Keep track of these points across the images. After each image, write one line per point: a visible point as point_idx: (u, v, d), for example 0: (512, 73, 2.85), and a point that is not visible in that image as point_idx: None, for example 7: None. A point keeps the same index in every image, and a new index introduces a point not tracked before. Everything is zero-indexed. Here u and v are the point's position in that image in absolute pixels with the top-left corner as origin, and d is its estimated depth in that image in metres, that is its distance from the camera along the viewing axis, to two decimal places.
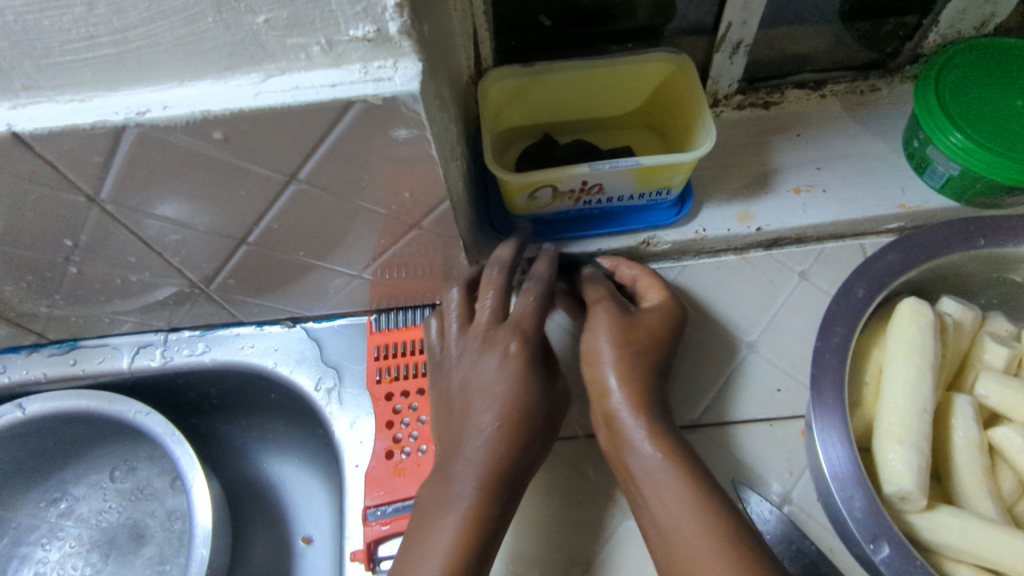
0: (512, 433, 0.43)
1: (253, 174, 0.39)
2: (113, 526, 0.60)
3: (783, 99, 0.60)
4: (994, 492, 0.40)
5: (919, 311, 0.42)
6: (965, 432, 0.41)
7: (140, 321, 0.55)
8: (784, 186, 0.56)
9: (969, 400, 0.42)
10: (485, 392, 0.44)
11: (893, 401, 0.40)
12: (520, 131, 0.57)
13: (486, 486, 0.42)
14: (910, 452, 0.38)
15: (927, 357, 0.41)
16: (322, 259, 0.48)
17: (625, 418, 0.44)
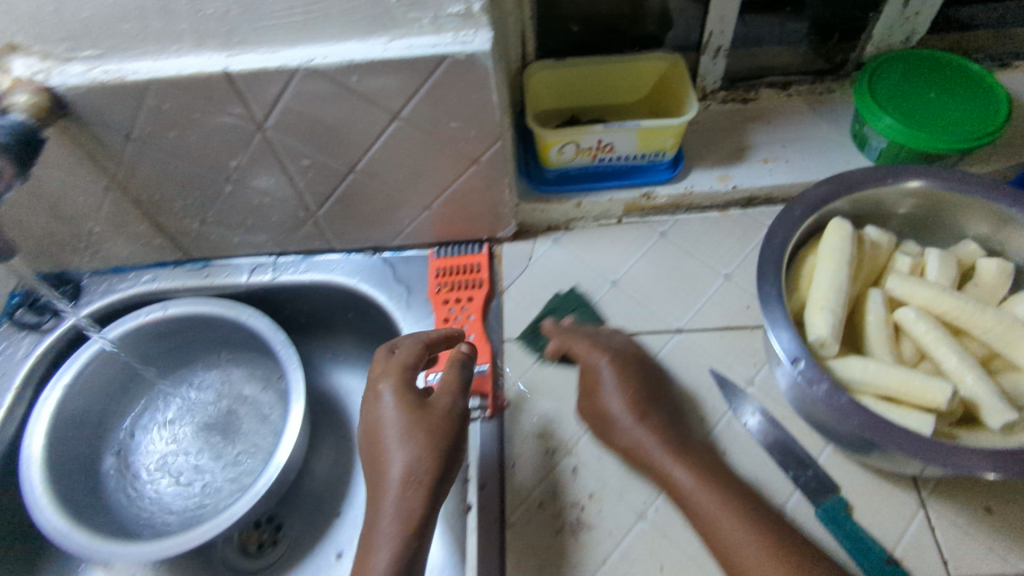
0: (415, 457, 0.52)
1: (371, 112, 0.56)
2: (220, 415, 0.77)
3: (758, 96, 0.77)
4: (895, 353, 0.55)
5: (843, 227, 0.57)
6: (875, 311, 0.56)
7: (259, 243, 0.73)
8: (756, 157, 0.73)
9: (880, 293, 0.57)
10: (395, 427, 0.54)
11: (821, 284, 0.55)
12: (553, 112, 0.74)
13: (404, 507, 0.51)
14: (829, 314, 0.53)
15: (846, 255, 0.56)
16: (405, 190, 0.66)
17: (647, 448, 0.56)
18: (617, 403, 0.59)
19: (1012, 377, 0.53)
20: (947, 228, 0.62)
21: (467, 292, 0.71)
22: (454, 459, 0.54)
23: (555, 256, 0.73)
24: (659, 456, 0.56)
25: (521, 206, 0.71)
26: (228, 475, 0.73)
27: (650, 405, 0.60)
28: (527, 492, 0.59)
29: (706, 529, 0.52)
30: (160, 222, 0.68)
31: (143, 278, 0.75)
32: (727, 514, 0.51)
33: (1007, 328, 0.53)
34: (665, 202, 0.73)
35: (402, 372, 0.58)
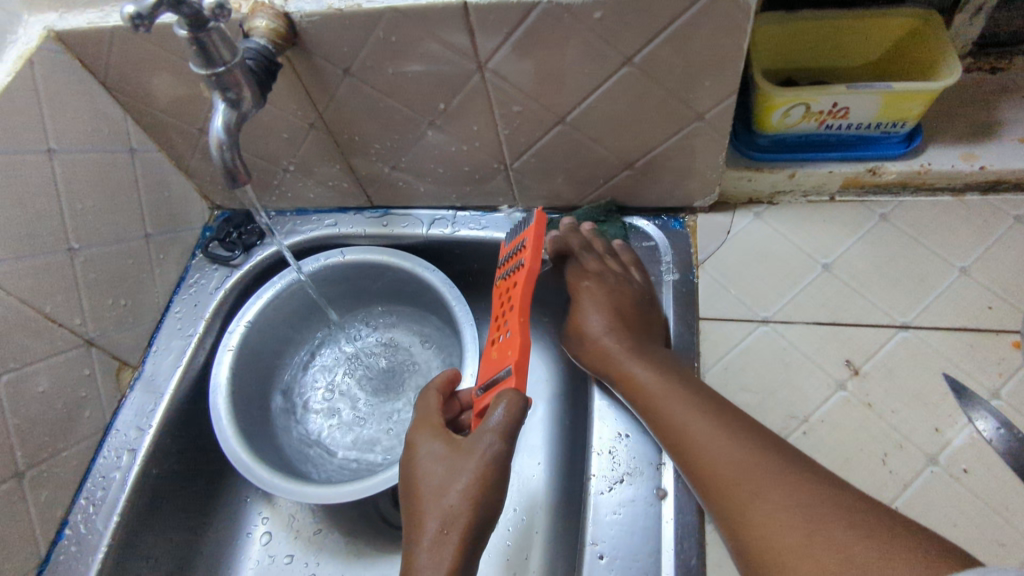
0: (450, 514, 0.47)
1: (602, 55, 0.52)
2: (381, 367, 0.76)
3: (1011, 65, 0.67)
4: None
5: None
6: None
7: (442, 194, 0.71)
8: (1009, 135, 0.63)
9: None
10: (434, 481, 0.50)
11: None
12: (768, 75, 0.67)
13: (439, 563, 0.45)
14: None
15: None
16: (610, 146, 0.61)
17: (666, 407, 0.53)
18: (635, 367, 0.56)
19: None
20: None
21: (511, 282, 0.58)
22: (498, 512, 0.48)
23: (756, 232, 0.66)
24: (667, 397, 0.53)
25: (727, 173, 0.65)
26: (392, 423, 0.72)
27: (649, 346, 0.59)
28: None
29: (705, 474, 0.49)
30: (353, 164, 0.68)
31: (325, 222, 0.75)
32: (743, 462, 0.48)
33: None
34: (892, 180, 0.65)
35: (437, 430, 0.54)
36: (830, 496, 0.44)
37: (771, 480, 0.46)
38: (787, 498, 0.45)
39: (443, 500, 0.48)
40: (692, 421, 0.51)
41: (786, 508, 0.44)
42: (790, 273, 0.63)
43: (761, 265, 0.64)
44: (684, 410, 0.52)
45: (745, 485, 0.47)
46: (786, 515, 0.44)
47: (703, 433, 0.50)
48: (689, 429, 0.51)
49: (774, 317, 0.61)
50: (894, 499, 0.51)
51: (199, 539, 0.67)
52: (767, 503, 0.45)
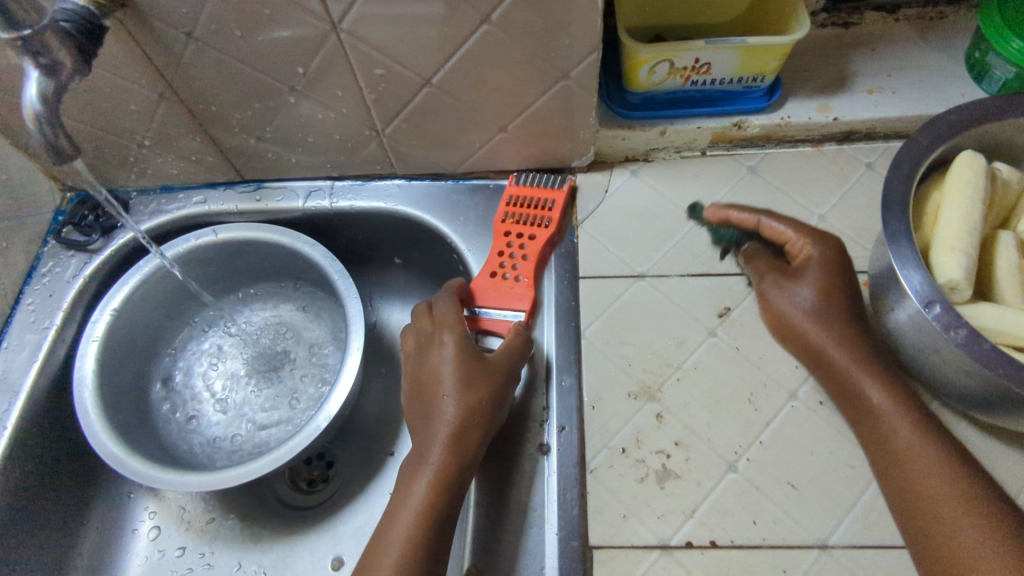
0: (469, 407, 0.53)
1: (457, 13, 0.50)
2: (267, 347, 0.73)
3: (862, 20, 0.70)
4: None
5: (975, 160, 0.52)
6: (1007, 255, 0.51)
7: (316, 165, 0.68)
8: (860, 87, 0.67)
9: (1011, 237, 0.52)
10: (457, 374, 0.54)
11: (951, 223, 0.50)
12: (638, 32, 0.68)
13: (462, 442, 0.52)
14: (962, 255, 0.48)
15: (979, 191, 0.50)
16: (481, 108, 0.60)
17: (914, 457, 0.49)
18: (836, 346, 0.54)
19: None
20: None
21: (530, 230, 0.65)
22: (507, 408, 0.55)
23: (630, 189, 0.68)
24: (855, 372, 0.53)
25: (601, 132, 0.65)
26: (278, 410, 0.70)
27: (864, 339, 0.55)
28: (608, 436, 0.55)
29: (930, 526, 0.47)
30: (214, 136, 0.64)
31: (193, 199, 0.71)
32: (916, 450, 0.49)
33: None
34: (756, 133, 0.67)
35: (459, 332, 0.57)
36: (997, 514, 0.45)
37: (991, 538, 0.44)
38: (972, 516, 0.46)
39: (465, 394, 0.53)
40: (923, 466, 0.48)
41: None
42: (663, 229, 0.65)
43: (637, 221, 0.66)
44: (930, 456, 0.48)
45: (924, 484, 0.48)
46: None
47: (931, 467, 0.48)
48: (942, 470, 0.48)
49: (650, 271, 0.63)
50: (759, 433, 0.54)
51: (77, 541, 0.64)
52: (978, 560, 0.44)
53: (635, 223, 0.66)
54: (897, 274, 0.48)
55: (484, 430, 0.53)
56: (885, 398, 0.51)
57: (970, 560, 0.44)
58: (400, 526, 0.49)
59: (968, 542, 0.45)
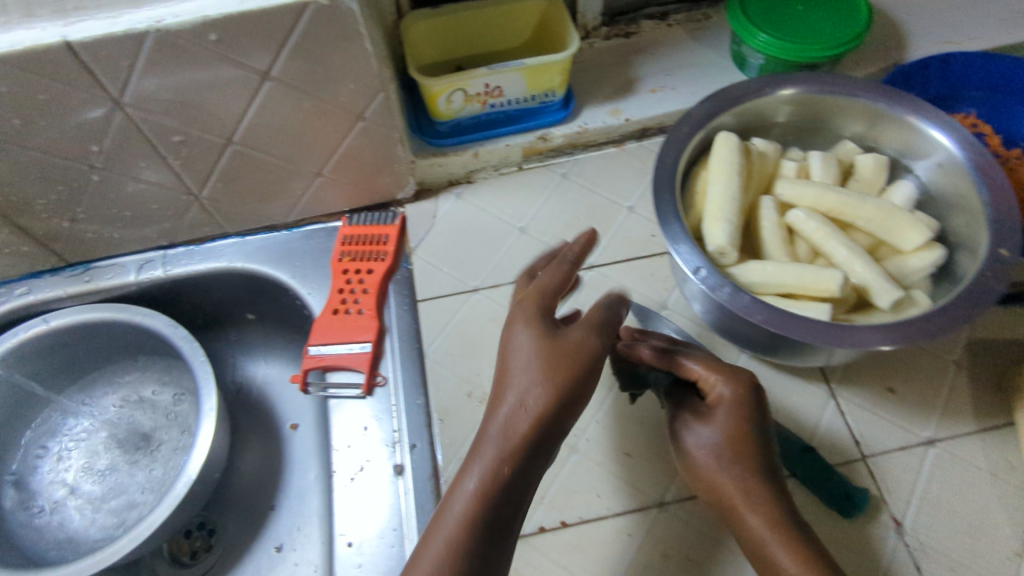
0: (555, 391, 0.42)
1: (236, 73, 0.53)
2: (123, 429, 0.71)
3: (640, 28, 0.78)
4: (791, 254, 0.58)
5: (730, 137, 0.58)
6: (769, 218, 0.58)
7: (142, 236, 0.68)
8: (644, 88, 0.74)
9: (771, 201, 0.60)
10: (517, 359, 0.44)
11: (714, 198, 0.56)
12: (438, 67, 0.72)
13: (517, 454, 0.41)
14: (725, 223, 0.55)
15: (734, 165, 0.57)
16: (291, 157, 0.63)
17: (739, 505, 0.46)
18: (716, 433, 0.48)
19: (894, 259, 0.57)
20: (825, 130, 0.66)
21: (368, 266, 0.67)
22: (574, 403, 0.43)
23: (457, 211, 0.72)
24: (716, 463, 0.47)
25: (417, 163, 0.69)
26: (143, 489, 0.68)
27: (753, 435, 0.47)
28: (457, 444, 0.58)
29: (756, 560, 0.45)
30: (23, 225, 0.63)
31: (17, 292, 0.69)
32: (772, 539, 0.44)
33: (884, 216, 0.56)
34: (561, 142, 0.73)
35: (530, 305, 0.46)
36: None
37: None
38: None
39: (534, 385, 0.42)
40: (755, 521, 0.45)
41: None
42: (492, 243, 0.70)
43: (467, 240, 0.70)
44: (758, 510, 0.45)
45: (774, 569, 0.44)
46: None
47: (761, 516, 0.45)
48: (763, 514, 0.45)
49: (483, 284, 0.67)
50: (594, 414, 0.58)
51: None
52: None
53: (465, 242, 0.70)
54: (670, 250, 0.53)
55: (530, 442, 0.42)
56: (723, 475, 0.46)
57: None
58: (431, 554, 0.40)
59: None
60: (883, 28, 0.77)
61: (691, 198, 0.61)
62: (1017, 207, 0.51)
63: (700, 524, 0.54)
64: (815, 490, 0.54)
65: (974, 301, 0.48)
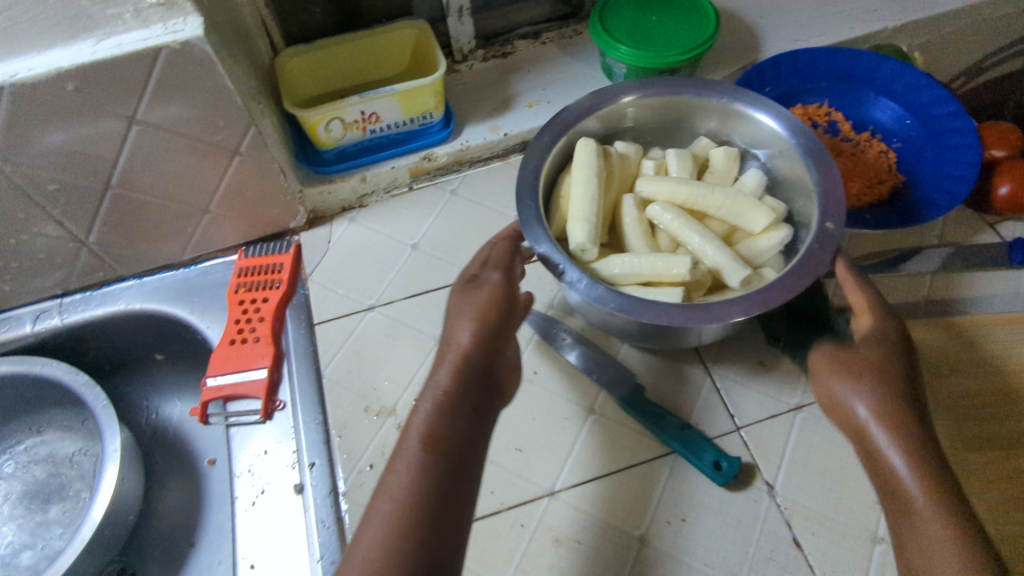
0: (477, 329, 0.47)
1: (102, 119, 0.55)
2: (32, 483, 0.71)
3: (515, 48, 0.82)
4: (652, 245, 0.62)
5: (589, 141, 0.62)
6: (629, 215, 0.63)
7: (34, 287, 0.69)
8: (521, 104, 0.78)
9: (632, 199, 0.64)
10: (454, 310, 0.49)
11: (575, 199, 0.60)
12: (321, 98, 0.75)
13: (450, 383, 0.45)
14: (584, 222, 0.59)
15: (592, 167, 0.61)
16: (175, 196, 0.65)
17: (874, 435, 0.47)
18: (867, 407, 0.47)
19: (745, 242, 0.61)
20: (685, 129, 0.70)
21: (263, 295, 0.69)
22: (501, 341, 0.48)
23: (351, 234, 0.75)
24: (882, 447, 0.46)
25: (306, 192, 0.71)
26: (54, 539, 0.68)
27: (916, 411, 0.47)
28: (356, 457, 0.60)
29: (899, 508, 0.45)
30: None
31: None
32: (925, 503, 0.44)
33: (732, 203, 0.60)
34: (446, 160, 0.76)
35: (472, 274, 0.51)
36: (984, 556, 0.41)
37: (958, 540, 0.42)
38: (921, 489, 0.44)
39: (460, 327, 0.47)
40: (900, 478, 0.45)
41: None
42: (385, 262, 0.72)
43: (361, 261, 0.72)
44: (910, 464, 0.45)
45: (912, 531, 0.44)
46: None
47: (904, 472, 0.45)
48: (911, 470, 0.45)
49: (378, 301, 0.69)
50: None
51: None
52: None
53: (359, 263, 0.72)
54: (532, 250, 0.56)
55: (464, 370, 0.46)
56: (880, 436, 0.46)
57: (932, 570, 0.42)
58: (378, 521, 0.39)
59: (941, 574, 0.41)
60: (739, 33, 0.83)
61: (559, 201, 0.64)
62: (838, 182, 0.56)
63: (589, 508, 0.56)
64: (691, 459, 0.57)
65: (806, 270, 0.51)
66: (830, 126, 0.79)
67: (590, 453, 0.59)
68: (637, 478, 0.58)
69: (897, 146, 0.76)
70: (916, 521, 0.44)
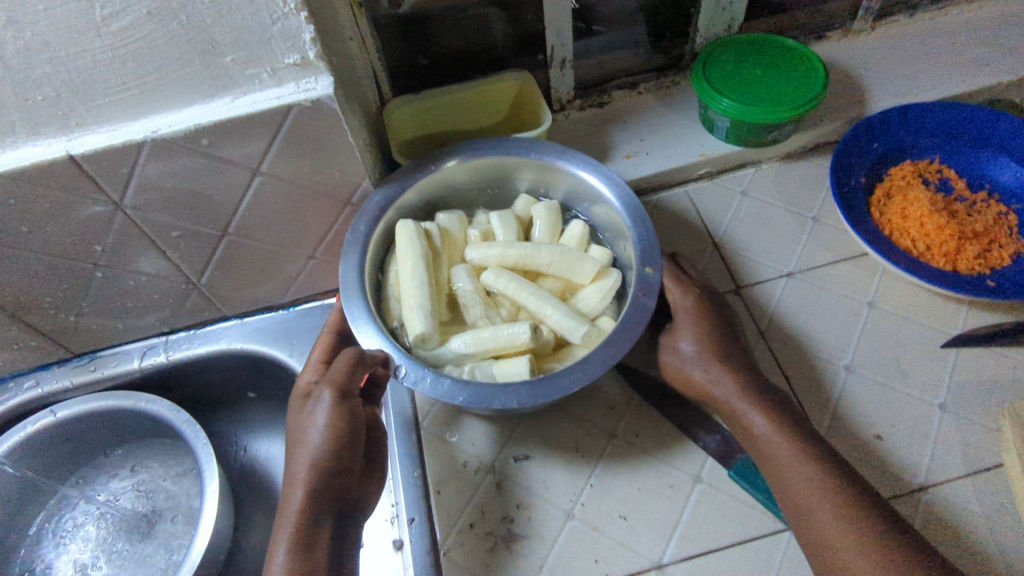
0: (336, 447, 0.50)
1: (228, 171, 0.57)
2: (127, 515, 0.72)
3: (611, 98, 0.82)
4: (494, 314, 0.61)
5: (405, 226, 0.60)
6: (463, 286, 0.61)
7: (144, 324, 0.71)
8: (619, 154, 0.78)
9: (465, 268, 0.62)
10: (300, 424, 0.52)
11: (406, 288, 0.58)
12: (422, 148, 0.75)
13: (311, 511, 0.49)
14: (418, 311, 0.57)
15: (415, 253, 0.59)
16: (285, 243, 0.66)
17: (784, 446, 0.52)
18: (756, 412, 0.54)
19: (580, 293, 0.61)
20: (503, 186, 0.70)
21: None
22: (353, 467, 0.52)
23: None
24: (743, 409, 0.55)
25: None
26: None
27: (785, 411, 0.54)
28: (455, 515, 0.58)
29: (817, 537, 0.49)
30: (31, 323, 0.65)
31: (25, 385, 0.71)
32: (849, 524, 0.48)
33: (560, 258, 0.61)
34: None
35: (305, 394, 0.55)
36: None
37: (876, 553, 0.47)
38: (835, 506, 0.49)
39: (319, 442, 0.50)
40: (822, 499, 0.50)
41: None
42: None
43: None
44: (817, 474, 0.51)
45: (841, 550, 0.48)
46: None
47: (821, 485, 0.50)
48: (822, 479, 0.50)
49: None
50: (588, 477, 0.59)
51: None
52: None
53: None
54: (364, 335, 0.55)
55: (313, 502, 0.49)
56: (786, 448, 0.52)
57: None
58: None
59: None
60: (843, 85, 0.81)
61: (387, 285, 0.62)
62: (653, 234, 0.58)
63: None
64: None
65: (635, 319, 0.53)
66: (942, 183, 0.75)
67: (700, 526, 0.56)
68: (754, 555, 0.55)
69: (1016, 208, 0.72)
70: (835, 542, 0.48)
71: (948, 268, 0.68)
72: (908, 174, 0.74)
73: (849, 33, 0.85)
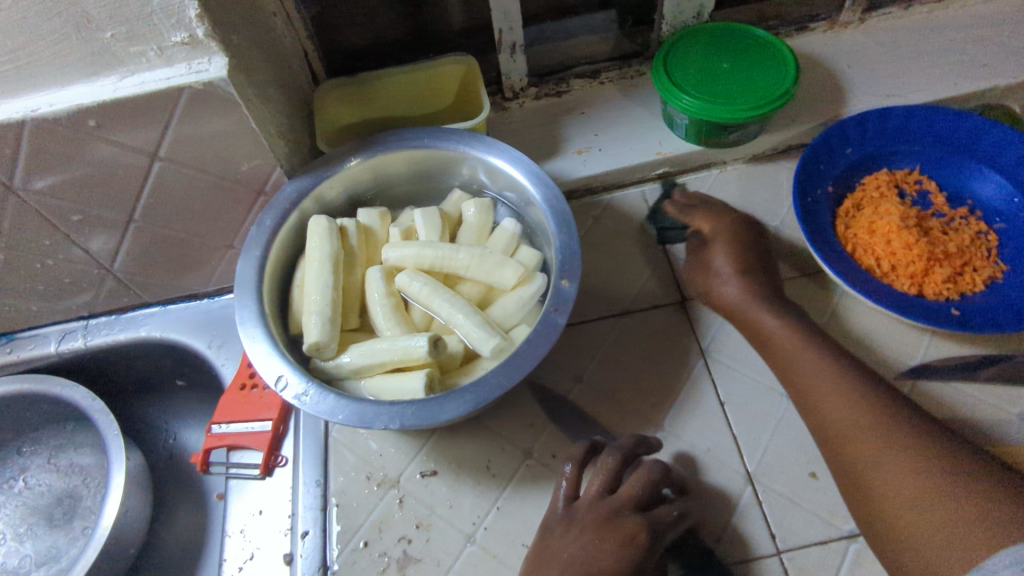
0: None
1: (124, 154, 0.53)
2: (40, 500, 0.70)
3: (570, 87, 0.76)
4: (404, 321, 0.57)
5: (318, 221, 0.57)
6: (375, 290, 0.57)
7: (61, 308, 0.68)
8: (570, 149, 0.72)
9: (379, 270, 0.58)
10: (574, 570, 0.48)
11: (309, 289, 0.54)
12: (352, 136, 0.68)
13: None
14: (316, 317, 0.53)
15: (323, 252, 0.56)
16: (200, 231, 0.63)
17: (792, 353, 0.58)
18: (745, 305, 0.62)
19: (499, 301, 0.57)
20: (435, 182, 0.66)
21: None
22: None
23: None
24: (753, 315, 0.61)
25: None
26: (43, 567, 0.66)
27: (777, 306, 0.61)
28: (351, 531, 0.56)
29: (831, 438, 0.53)
30: None
31: None
32: (862, 427, 0.52)
33: (479, 261, 0.57)
34: None
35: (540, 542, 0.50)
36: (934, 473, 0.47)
37: (883, 444, 0.50)
38: (851, 415, 0.52)
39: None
40: (820, 395, 0.55)
41: (908, 487, 0.48)
42: None
43: None
44: (817, 366, 0.56)
45: (853, 446, 0.52)
46: (907, 486, 0.48)
47: (828, 383, 0.55)
48: (829, 380, 0.55)
49: None
50: (495, 499, 0.56)
51: None
52: (893, 488, 0.48)
53: None
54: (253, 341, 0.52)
55: None
56: (797, 345, 0.58)
57: (888, 494, 0.49)
58: None
59: (910, 508, 0.47)
60: (820, 83, 0.74)
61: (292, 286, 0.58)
62: (576, 248, 0.53)
63: None
64: None
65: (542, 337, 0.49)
66: (919, 197, 0.69)
67: None
68: None
69: (1000, 228, 0.66)
70: (845, 441, 0.52)
71: (913, 291, 0.62)
72: (883, 183, 0.68)
73: (835, 25, 0.78)
